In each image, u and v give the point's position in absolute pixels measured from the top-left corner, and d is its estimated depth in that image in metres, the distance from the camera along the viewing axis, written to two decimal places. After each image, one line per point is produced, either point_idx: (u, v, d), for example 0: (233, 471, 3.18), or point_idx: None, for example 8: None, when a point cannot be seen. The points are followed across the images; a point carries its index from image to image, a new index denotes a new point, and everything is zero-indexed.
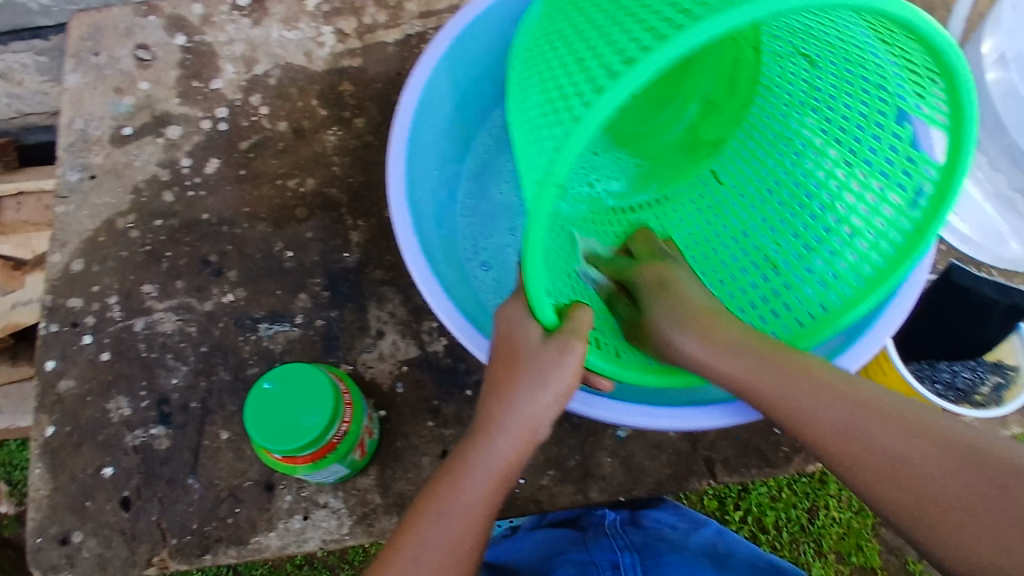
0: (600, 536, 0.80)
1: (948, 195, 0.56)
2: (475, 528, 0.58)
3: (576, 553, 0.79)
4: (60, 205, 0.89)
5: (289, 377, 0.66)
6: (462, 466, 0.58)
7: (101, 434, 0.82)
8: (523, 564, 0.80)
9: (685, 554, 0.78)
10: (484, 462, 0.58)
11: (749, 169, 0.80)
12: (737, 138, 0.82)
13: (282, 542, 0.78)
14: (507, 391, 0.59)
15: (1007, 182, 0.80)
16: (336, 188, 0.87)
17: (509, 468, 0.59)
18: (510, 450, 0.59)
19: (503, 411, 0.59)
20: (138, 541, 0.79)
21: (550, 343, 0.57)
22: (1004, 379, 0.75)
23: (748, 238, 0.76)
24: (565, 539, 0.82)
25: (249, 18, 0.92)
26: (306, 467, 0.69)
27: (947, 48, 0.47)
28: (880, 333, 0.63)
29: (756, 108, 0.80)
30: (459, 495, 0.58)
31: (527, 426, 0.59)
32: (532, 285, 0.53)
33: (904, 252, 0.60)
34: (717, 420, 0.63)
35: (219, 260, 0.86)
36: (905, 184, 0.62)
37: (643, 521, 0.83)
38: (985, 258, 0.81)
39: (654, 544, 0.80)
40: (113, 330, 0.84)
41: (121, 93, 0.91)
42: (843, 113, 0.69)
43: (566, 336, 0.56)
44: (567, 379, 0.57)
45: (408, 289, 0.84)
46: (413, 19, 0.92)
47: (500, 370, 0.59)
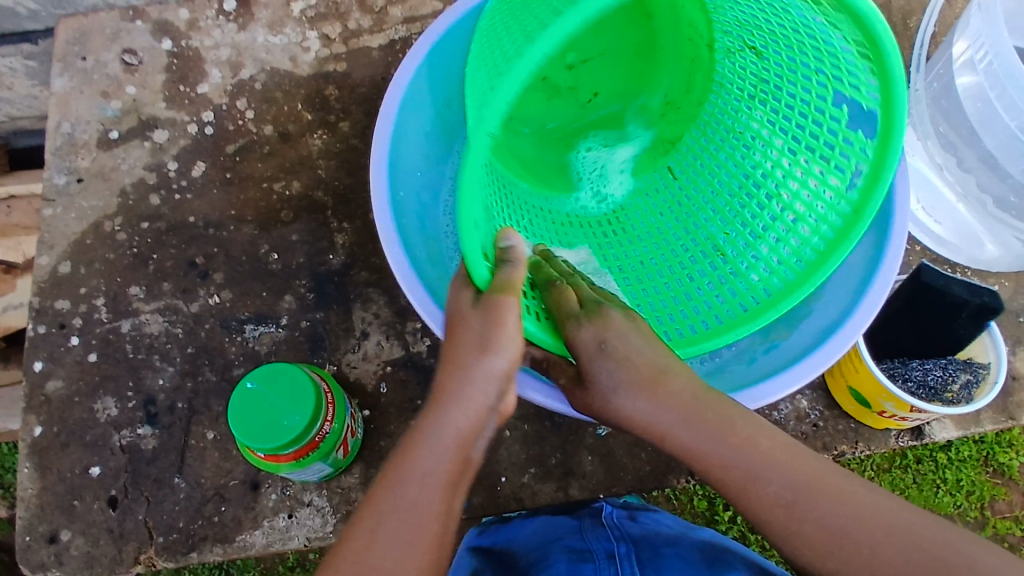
0: (597, 525, 0.74)
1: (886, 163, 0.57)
2: (437, 506, 0.50)
3: (572, 541, 0.72)
4: (48, 208, 0.90)
5: (272, 377, 0.67)
6: (412, 440, 0.51)
7: (88, 434, 0.83)
8: (516, 556, 0.73)
9: (684, 549, 0.71)
10: (434, 433, 0.51)
11: (703, 164, 0.79)
12: (696, 127, 0.81)
13: (267, 540, 0.79)
14: (456, 358, 0.52)
15: (975, 184, 0.78)
16: (321, 192, 0.89)
17: (465, 443, 0.51)
18: (466, 421, 0.51)
19: (452, 381, 0.51)
20: (126, 540, 0.81)
21: (481, 303, 0.51)
22: (974, 376, 0.75)
23: (697, 230, 0.76)
24: (562, 526, 0.75)
25: (235, 23, 0.93)
26: (289, 465, 0.70)
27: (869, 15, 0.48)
28: (850, 333, 0.66)
29: (712, 98, 0.79)
30: (411, 469, 0.50)
31: (480, 400, 0.51)
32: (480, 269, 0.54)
33: (845, 232, 0.62)
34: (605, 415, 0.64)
35: (205, 262, 0.87)
36: (844, 165, 0.63)
37: (640, 517, 0.77)
38: (959, 259, 0.85)
39: (652, 538, 0.73)
40: (99, 332, 0.85)
41: (108, 97, 0.92)
42: (787, 103, 0.69)
43: (497, 294, 0.51)
44: (510, 336, 0.51)
45: (393, 290, 0.86)
46: (397, 24, 0.93)
47: (449, 344, 0.53)
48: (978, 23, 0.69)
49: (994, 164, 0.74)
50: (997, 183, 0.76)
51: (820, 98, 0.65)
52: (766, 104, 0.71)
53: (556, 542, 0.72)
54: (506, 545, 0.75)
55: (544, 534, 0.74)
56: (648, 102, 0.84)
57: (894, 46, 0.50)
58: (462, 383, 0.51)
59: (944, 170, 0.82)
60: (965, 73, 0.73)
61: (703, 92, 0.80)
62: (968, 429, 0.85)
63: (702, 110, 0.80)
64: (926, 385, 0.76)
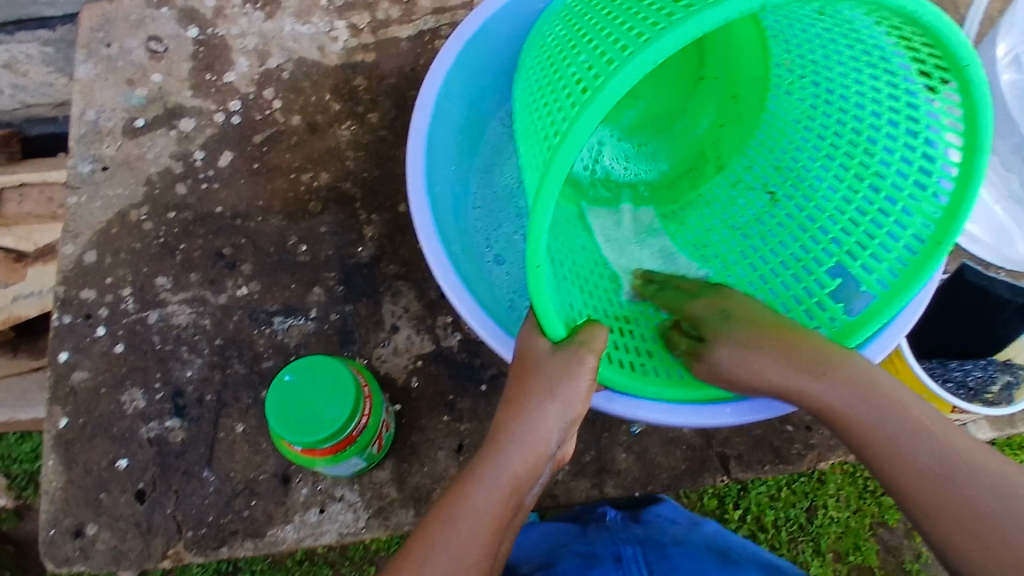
0: (602, 530, 0.78)
1: (965, 201, 0.57)
2: (484, 545, 0.55)
3: (579, 546, 0.75)
4: (72, 196, 0.88)
5: (310, 369, 0.66)
6: (469, 479, 0.57)
7: (115, 426, 0.82)
8: (528, 561, 0.77)
9: (689, 549, 0.75)
10: (490, 474, 0.57)
11: (745, 194, 0.81)
12: (737, 163, 0.84)
13: (298, 535, 0.79)
14: (520, 402, 0.59)
15: (1019, 182, 0.79)
16: (350, 183, 0.88)
17: (518, 480, 0.57)
18: (521, 462, 0.57)
19: (516, 422, 0.58)
20: (154, 534, 0.79)
21: (562, 354, 0.57)
22: (1014, 378, 0.73)
23: (734, 266, 0.76)
24: (566, 531, 0.79)
25: (262, 12, 0.92)
26: (325, 460, 0.69)
27: (962, 50, 0.49)
28: (898, 330, 0.62)
29: (756, 141, 0.83)
30: (467, 507, 0.56)
31: (539, 440, 0.58)
32: (540, 292, 0.54)
33: (916, 268, 0.60)
34: (743, 415, 0.62)
35: (233, 253, 0.86)
36: (911, 211, 0.62)
37: (643, 517, 0.81)
38: (991, 258, 0.81)
39: (657, 538, 0.77)
40: (126, 323, 0.84)
41: (132, 85, 0.91)
42: (841, 137, 0.70)
43: (577, 347, 0.57)
44: (579, 388, 0.57)
45: (423, 284, 0.85)
46: (427, 15, 0.92)
47: (516, 383, 0.59)
48: None
49: None
50: None
51: (887, 134, 0.65)
52: (808, 140, 0.75)
53: (564, 548, 0.77)
54: (517, 553, 0.79)
55: (551, 539, 0.78)
56: (688, 130, 0.88)
57: (983, 78, 0.50)
58: (526, 427, 0.58)
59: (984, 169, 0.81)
60: (1008, 71, 0.76)
61: (744, 134, 0.84)
62: (1002, 430, 0.84)
63: (743, 151, 0.84)
64: (964, 386, 0.74)
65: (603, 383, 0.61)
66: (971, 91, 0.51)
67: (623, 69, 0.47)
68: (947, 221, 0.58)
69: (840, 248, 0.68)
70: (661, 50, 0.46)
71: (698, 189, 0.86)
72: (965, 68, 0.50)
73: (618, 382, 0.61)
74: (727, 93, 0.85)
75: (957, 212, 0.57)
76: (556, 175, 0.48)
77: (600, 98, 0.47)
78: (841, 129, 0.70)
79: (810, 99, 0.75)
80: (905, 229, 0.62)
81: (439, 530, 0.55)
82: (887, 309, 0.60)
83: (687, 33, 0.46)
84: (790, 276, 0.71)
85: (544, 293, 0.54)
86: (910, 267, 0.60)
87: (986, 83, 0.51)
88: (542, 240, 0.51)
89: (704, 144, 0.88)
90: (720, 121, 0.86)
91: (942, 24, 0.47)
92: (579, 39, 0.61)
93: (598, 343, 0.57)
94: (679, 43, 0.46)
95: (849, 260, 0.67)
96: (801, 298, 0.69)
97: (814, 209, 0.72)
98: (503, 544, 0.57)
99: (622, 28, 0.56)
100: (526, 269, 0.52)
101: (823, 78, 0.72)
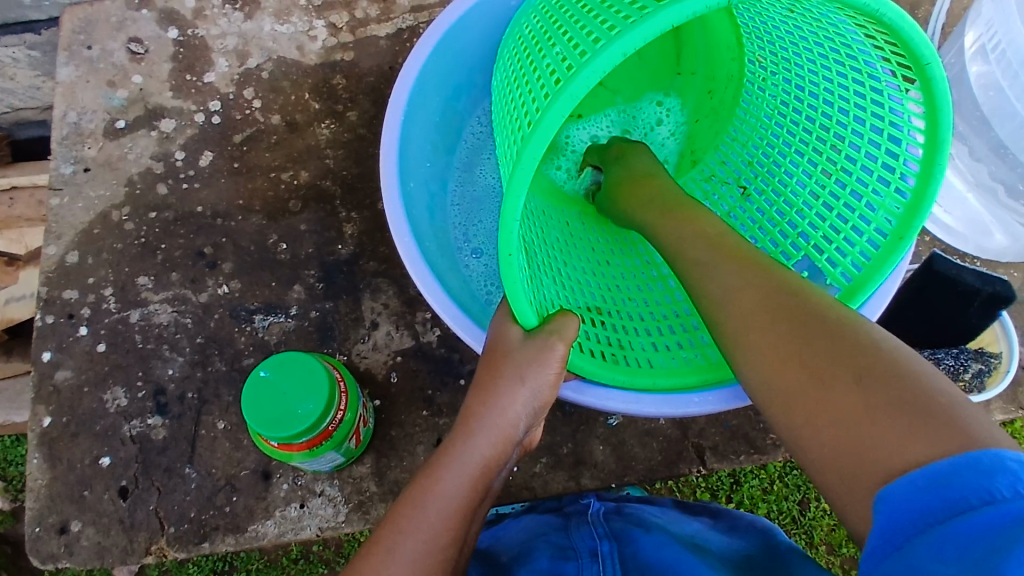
0: (582, 522, 0.73)
1: (927, 193, 0.57)
2: (452, 529, 0.56)
3: (555, 538, 0.70)
4: (55, 198, 0.89)
5: (284, 365, 0.67)
6: (437, 464, 0.58)
7: (98, 425, 0.82)
8: (502, 552, 0.72)
9: (665, 539, 0.69)
10: (459, 460, 0.58)
11: (722, 189, 0.82)
12: (713, 157, 0.85)
13: (279, 530, 0.79)
14: (489, 388, 0.59)
15: (987, 173, 0.79)
16: (329, 181, 0.88)
17: (487, 466, 0.58)
18: (489, 447, 0.59)
19: (485, 408, 0.59)
20: (137, 530, 0.80)
21: (530, 341, 0.58)
22: (985, 365, 0.79)
23: None
24: (546, 524, 0.74)
25: (242, 12, 0.93)
26: (301, 454, 0.70)
27: (921, 45, 0.49)
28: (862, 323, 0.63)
29: (729, 138, 0.84)
30: (435, 492, 0.57)
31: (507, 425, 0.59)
32: (512, 283, 0.54)
33: (881, 258, 0.60)
34: (712, 403, 0.63)
35: (213, 252, 0.87)
36: (876, 204, 0.63)
37: (628, 511, 0.75)
38: (968, 249, 0.85)
39: (634, 530, 0.71)
40: (108, 322, 0.85)
41: (114, 86, 0.92)
42: (812, 130, 0.71)
43: (546, 335, 0.57)
44: (547, 374, 0.58)
45: (402, 280, 0.85)
46: (404, 13, 0.92)
47: (485, 370, 0.60)
48: (991, 11, 0.71)
49: (1005, 152, 0.76)
50: (1008, 173, 0.77)
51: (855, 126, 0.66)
52: (779, 136, 0.76)
53: (542, 538, 0.72)
54: (491, 543, 0.74)
55: (530, 531, 0.73)
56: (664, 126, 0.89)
57: (944, 77, 0.51)
58: (495, 413, 0.59)
59: (957, 159, 0.82)
60: (976, 62, 0.75)
61: (720, 130, 0.85)
62: None
63: (717, 146, 0.85)
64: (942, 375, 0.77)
65: (574, 369, 0.62)
66: (932, 86, 0.52)
67: (592, 63, 0.46)
68: (909, 214, 0.59)
69: (808, 243, 0.69)
70: (629, 43, 0.46)
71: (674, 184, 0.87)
72: (928, 67, 0.50)
73: (587, 369, 0.62)
74: (703, 89, 0.86)
75: (918, 206, 0.58)
76: (526, 170, 0.48)
77: (570, 88, 0.47)
78: (811, 123, 0.71)
79: (781, 95, 0.76)
80: (869, 225, 0.63)
81: (405, 516, 0.56)
82: (852, 300, 0.61)
83: (654, 25, 0.46)
84: None
85: (515, 285, 0.54)
86: (873, 260, 0.61)
87: (948, 81, 0.52)
88: (512, 232, 0.51)
89: (678, 140, 0.88)
90: (696, 117, 0.87)
91: (902, 20, 0.48)
92: (553, 36, 0.62)
93: (569, 332, 0.58)
94: (643, 38, 0.46)
95: (817, 253, 0.67)
96: None
97: (784, 203, 0.73)
98: (470, 529, 0.58)
99: (591, 24, 0.57)
100: (498, 257, 0.52)
101: (795, 72, 0.72)
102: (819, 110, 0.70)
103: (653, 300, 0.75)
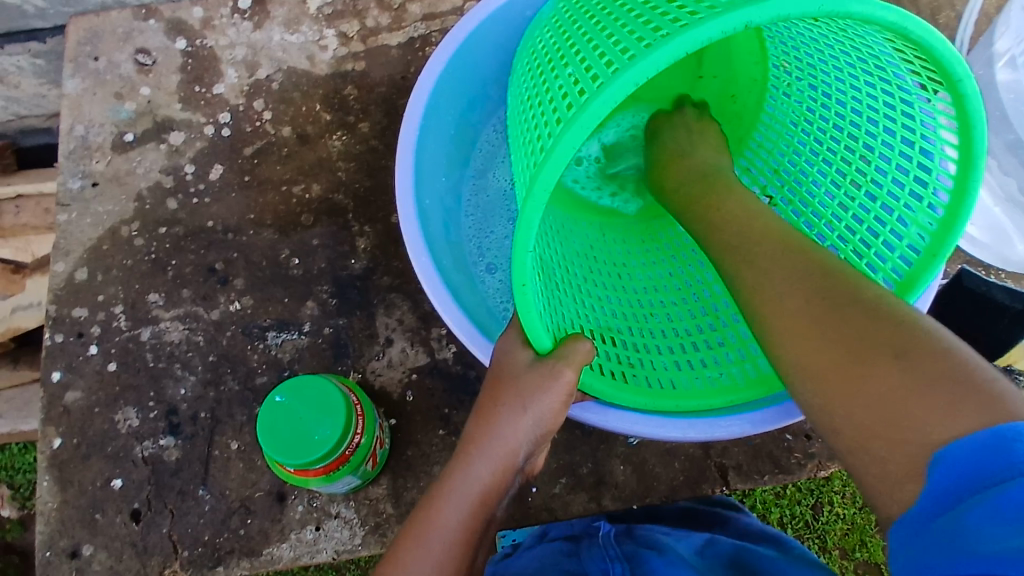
0: (594, 547, 0.68)
1: (961, 211, 0.55)
2: (457, 559, 0.55)
3: (567, 564, 0.66)
4: (62, 213, 0.88)
5: (301, 389, 0.66)
6: (440, 493, 0.56)
7: (110, 446, 0.81)
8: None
9: (675, 556, 0.64)
10: (461, 489, 0.56)
11: (747, 199, 0.80)
12: (737, 167, 0.82)
13: (295, 553, 0.78)
14: (491, 414, 0.58)
15: (1015, 186, 0.78)
16: (342, 195, 0.87)
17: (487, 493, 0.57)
18: (488, 474, 0.57)
19: (485, 433, 0.58)
20: (150, 554, 0.79)
21: (539, 367, 0.56)
22: (1015, 383, 0.76)
23: None
24: (557, 550, 0.70)
25: (251, 22, 0.91)
26: (318, 480, 0.68)
27: (956, 64, 0.47)
28: None
29: (754, 144, 0.81)
30: (438, 523, 0.55)
31: (508, 452, 0.57)
32: (527, 312, 0.52)
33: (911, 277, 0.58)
34: (735, 429, 0.60)
35: (225, 268, 0.85)
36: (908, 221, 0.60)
37: (638, 530, 0.71)
38: (989, 259, 0.80)
39: (644, 551, 0.66)
40: (119, 341, 0.84)
41: (121, 99, 0.90)
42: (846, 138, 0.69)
43: (555, 362, 0.56)
44: (550, 402, 0.56)
45: (417, 295, 0.84)
46: (416, 21, 0.90)
47: (488, 394, 0.59)
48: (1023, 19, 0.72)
49: None
50: None
51: (890, 136, 0.63)
52: (808, 144, 0.74)
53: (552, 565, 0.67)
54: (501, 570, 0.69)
55: (540, 558, 0.69)
56: None
57: (978, 94, 0.48)
58: (495, 439, 0.57)
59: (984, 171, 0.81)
60: (1004, 70, 0.75)
61: (743, 138, 0.83)
62: None
63: (742, 154, 0.82)
64: None
65: (585, 390, 0.62)
66: (964, 103, 0.49)
67: (605, 91, 0.44)
68: (941, 236, 0.56)
69: (835, 257, 0.67)
70: (643, 69, 0.44)
71: None
72: (962, 84, 0.48)
73: (596, 388, 0.62)
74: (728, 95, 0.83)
75: (951, 225, 0.55)
76: (540, 201, 0.45)
77: (581, 118, 0.44)
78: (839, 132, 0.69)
79: (809, 102, 0.73)
80: (900, 241, 0.61)
81: (409, 545, 0.55)
82: None
83: (671, 51, 0.43)
84: None
85: (532, 311, 0.53)
86: (901, 280, 0.59)
87: (981, 98, 0.49)
88: (526, 261, 0.49)
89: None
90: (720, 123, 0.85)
91: (935, 39, 0.45)
92: (571, 48, 0.59)
93: (578, 354, 0.56)
94: (659, 64, 0.44)
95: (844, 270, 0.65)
96: None
97: (811, 216, 0.71)
98: (477, 558, 0.57)
99: (610, 39, 0.54)
100: (513, 288, 0.50)
101: (825, 79, 0.70)
102: (848, 117, 0.68)
103: (677, 313, 0.73)
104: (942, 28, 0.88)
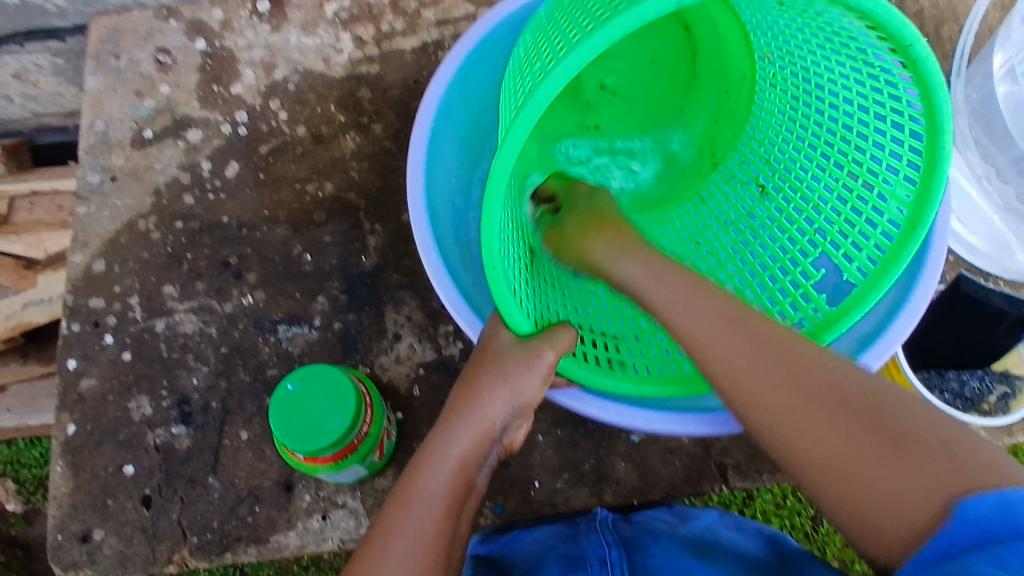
0: (591, 530, 0.70)
1: (934, 183, 0.57)
2: (438, 524, 0.56)
3: (566, 550, 0.68)
4: (81, 206, 0.90)
5: (312, 378, 0.67)
6: (422, 459, 0.58)
7: (122, 433, 0.83)
8: (512, 566, 0.69)
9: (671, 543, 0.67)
10: (440, 455, 0.58)
11: (738, 191, 0.80)
12: (732, 159, 0.82)
13: (301, 541, 0.80)
14: (472, 385, 0.61)
15: (1014, 196, 0.77)
16: (354, 194, 0.89)
17: (466, 461, 0.59)
18: (469, 441, 0.59)
19: (465, 403, 0.60)
20: (159, 539, 0.81)
21: (519, 350, 0.59)
22: (1011, 389, 0.80)
23: (728, 261, 0.76)
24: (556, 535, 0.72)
25: (269, 24, 0.93)
26: (327, 467, 0.70)
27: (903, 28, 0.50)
28: (892, 342, 0.63)
29: (747, 135, 0.81)
30: (419, 486, 0.57)
31: (485, 423, 0.60)
32: (499, 298, 0.55)
33: (894, 253, 0.60)
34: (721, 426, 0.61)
35: (238, 262, 0.87)
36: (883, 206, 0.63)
37: (634, 518, 0.73)
38: (993, 269, 0.83)
39: (643, 537, 0.69)
40: (134, 331, 0.86)
41: (141, 96, 0.92)
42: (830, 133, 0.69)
43: (537, 343, 0.59)
44: (526, 379, 0.59)
45: (425, 293, 0.86)
46: (431, 27, 0.92)
47: (472, 368, 0.61)
48: None
49: None
50: None
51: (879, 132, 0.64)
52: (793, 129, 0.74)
53: (551, 551, 0.69)
54: (503, 554, 0.71)
55: (541, 545, 0.71)
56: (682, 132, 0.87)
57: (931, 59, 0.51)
58: (473, 408, 0.60)
59: (983, 180, 0.80)
60: (1005, 83, 0.77)
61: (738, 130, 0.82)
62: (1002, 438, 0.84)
63: (737, 145, 0.82)
64: (962, 395, 0.80)
65: (564, 373, 0.63)
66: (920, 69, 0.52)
67: (558, 67, 0.46)
68: (919, 209, 0.58)
69: (824, 239, 0.69)
70: (585, 52, 0.46)
71: (698, 187, 0.85)
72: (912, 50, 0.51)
73: (580, 375, 0.63)
74: (720, 89, 0.84)
75: (928, 193, 0.57)
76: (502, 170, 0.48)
77: (531, 102, 0.46)
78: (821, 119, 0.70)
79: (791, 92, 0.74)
80: (882, 219, 0.63)
81: (392, 514, 0.57)
82: (867, 296, 0.61)
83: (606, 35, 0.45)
84: (779, 268, 0.72)
85: (507, 305, 0.56)
86: (885, 258, 0.61)
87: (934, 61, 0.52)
88: (493, 247, 0.52)
89: (701, 143, 0.85)
90: (715, 119, 0.85)
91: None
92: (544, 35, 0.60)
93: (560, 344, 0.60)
94: (597, 49, 0.46)
95: (835, 250, 0.67)
96: (788, 291, 0.70)
97: (801, 203, 0.72)
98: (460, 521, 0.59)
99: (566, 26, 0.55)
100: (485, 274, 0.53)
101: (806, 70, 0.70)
102: (825, 103, 0.69)
103: None
104: (946, 42, 0.90)
